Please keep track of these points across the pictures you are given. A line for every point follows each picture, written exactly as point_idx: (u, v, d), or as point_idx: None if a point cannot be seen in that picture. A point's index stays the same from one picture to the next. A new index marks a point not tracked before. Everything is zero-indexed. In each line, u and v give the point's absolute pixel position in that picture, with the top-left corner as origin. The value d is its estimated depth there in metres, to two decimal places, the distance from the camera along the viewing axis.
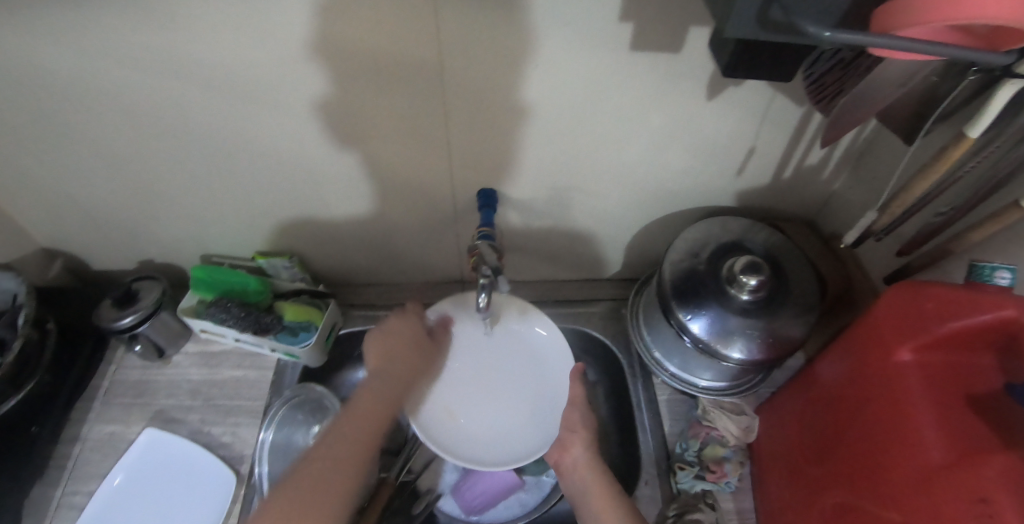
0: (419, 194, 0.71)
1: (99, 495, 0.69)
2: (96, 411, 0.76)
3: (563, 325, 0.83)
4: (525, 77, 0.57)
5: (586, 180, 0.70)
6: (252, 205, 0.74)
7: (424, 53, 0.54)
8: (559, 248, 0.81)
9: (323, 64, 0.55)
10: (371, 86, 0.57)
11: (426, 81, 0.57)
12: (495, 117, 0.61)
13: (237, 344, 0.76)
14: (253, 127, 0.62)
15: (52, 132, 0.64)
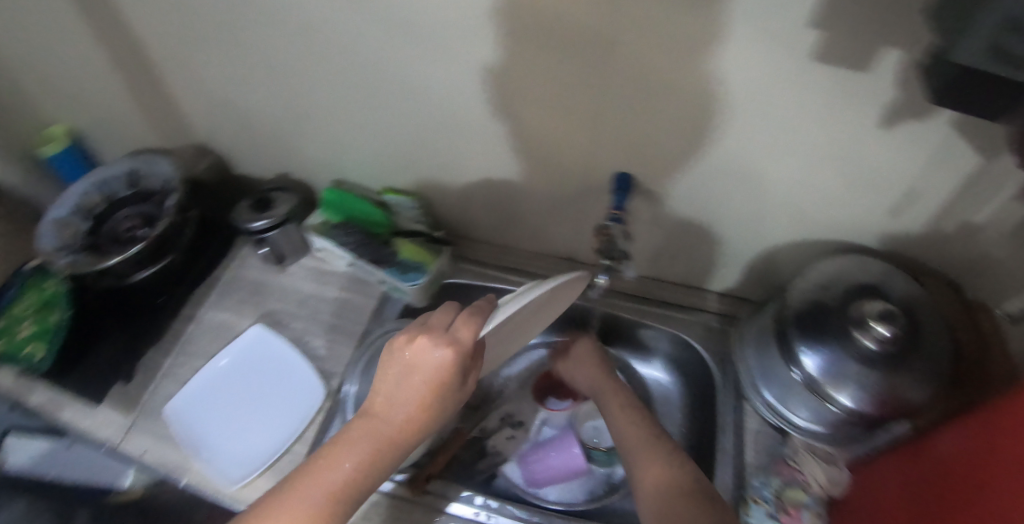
0: (553, 164, 0.71)
1: (205, 372, 0.75)
2: (213, 299, 0.83)
3: (662, 328, 0.81)
4: (694, 69, 0.55)
5: (726, 187, 0.69)
6: (393, 141, 0.77)
7: (602, 26, 0.54)
8: (674, 248, 0.80)
9: (500, 19, 0.56)
10: (540, 50, 0.58)
11: (596, 55, 0.57)
12: (651, 104, 0.60)
13: (350, 268, 0.80)
14: (412, 66, 0.65)
15: (233, 38, 0.69)
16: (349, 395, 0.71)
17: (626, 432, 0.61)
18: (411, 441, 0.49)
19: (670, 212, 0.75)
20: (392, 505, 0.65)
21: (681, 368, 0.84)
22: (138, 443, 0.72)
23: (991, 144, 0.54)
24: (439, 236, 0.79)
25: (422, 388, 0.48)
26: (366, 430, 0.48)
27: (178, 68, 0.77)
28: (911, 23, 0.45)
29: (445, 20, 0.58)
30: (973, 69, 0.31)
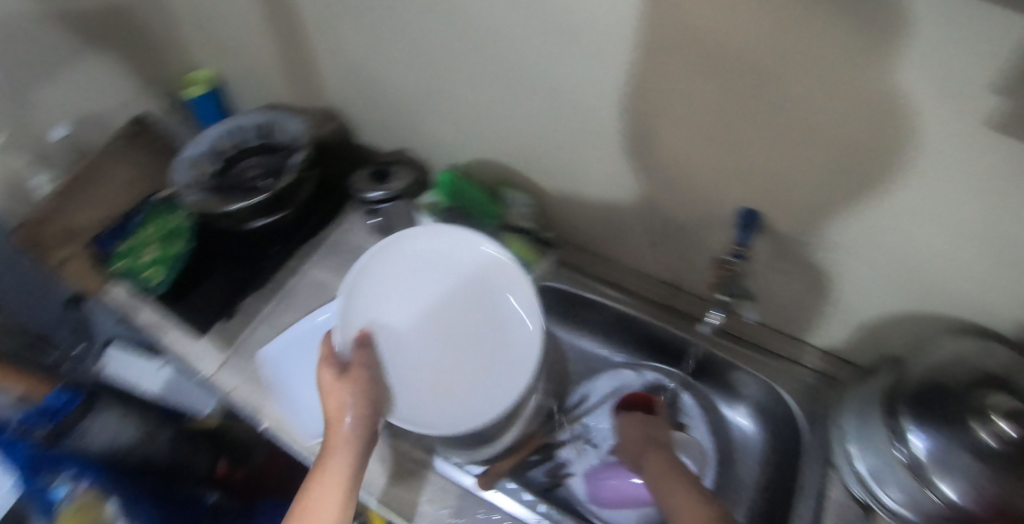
0: (675, 188, 0.68)
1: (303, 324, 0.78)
2: (317, 258, 0.86)
3: (754, 374, 0.76)
4: (842, 111, 0.48)
5: (862, 251, 0.61)
6: (515, 139, 0.77)
7: (750, 46, 0.49)
8: (786, 299, 0.75)
9: (643, 25, 0.53)
10: (681, 63, 0.54)
11: (739, 75, 0.51)
12: (790, 138, 0.54)
13: (451, 251, 0.80)
14: (549, 66, 0.64)
15: (380, 12, 0.71)
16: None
17: (668, 485, 0.58)
18: (342, 432, 0.58)
19: (792, 262, 0.68)
20: (462, 494, 0.64)
21: (768, 423, 0.79)
22: (227, 379, 0.76)
23: None
24: (546, 238, 0.80)
25: (331, 383, 0.61)
26: (335, 427, 0.58)
27: (323, 33, 0.81)
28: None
29: (591, 26, 0.56)
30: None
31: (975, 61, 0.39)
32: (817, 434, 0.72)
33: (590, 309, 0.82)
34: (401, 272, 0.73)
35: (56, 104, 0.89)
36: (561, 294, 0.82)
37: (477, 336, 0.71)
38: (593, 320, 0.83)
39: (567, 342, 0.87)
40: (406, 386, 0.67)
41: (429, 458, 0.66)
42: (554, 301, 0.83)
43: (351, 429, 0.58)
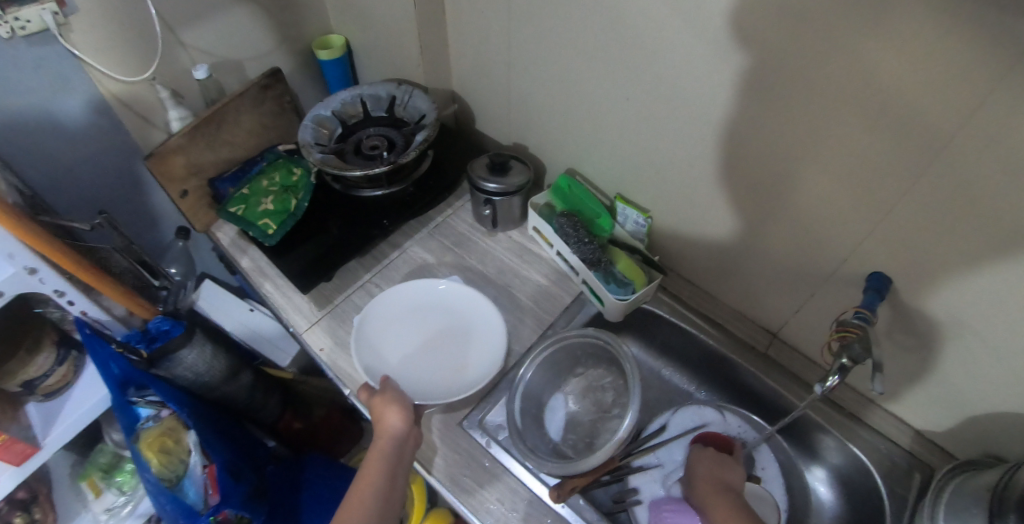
0: (805, 238, 0.65)
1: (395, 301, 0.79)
2: (419, 236, 0.88)
3: (839, 437, 0.75)
4: (1022, 197, 0.45)
5: (1008, 346, 0.57)
6: (641, 158, 0.76)
7: (935, 114, 0.46)
8: (896, 377, 0.71)
9: (818, 70, 0.51)
10: (850, 115, 0.52)
11: (914, 143, 0.49)
12: (953, 217, 0.51)
13: (555, 258, 0.81)
14: (700, 98, 0.63)
15: (536, 9, 0.72)
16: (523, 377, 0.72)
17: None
18: (388, 429, 0.62)
19: (917, 341, 0.65)
20: (530, 501, 0.64)
21: (847, 496, 0.76)
22: (315, 338, 0.79)
23: None
24: (659, 262, 0.76)
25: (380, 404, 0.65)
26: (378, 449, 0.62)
27: (470, 20, 0.82)
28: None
29: (760, 65, 0.55)
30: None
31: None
32: (899, 516, 0.69)
33: (682, 340, 0.81)
34: (393, 319, 0.78)
35: (205, 48, 0.94)
36: (657, 320, 0.81)
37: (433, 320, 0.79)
38: (684, 351, 0.82)
39: (651, 369, 0.86)
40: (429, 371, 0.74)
41: (504, 459, 0.67)
42: (648, 325, 0.82)
43: (397, 427, 0.62)
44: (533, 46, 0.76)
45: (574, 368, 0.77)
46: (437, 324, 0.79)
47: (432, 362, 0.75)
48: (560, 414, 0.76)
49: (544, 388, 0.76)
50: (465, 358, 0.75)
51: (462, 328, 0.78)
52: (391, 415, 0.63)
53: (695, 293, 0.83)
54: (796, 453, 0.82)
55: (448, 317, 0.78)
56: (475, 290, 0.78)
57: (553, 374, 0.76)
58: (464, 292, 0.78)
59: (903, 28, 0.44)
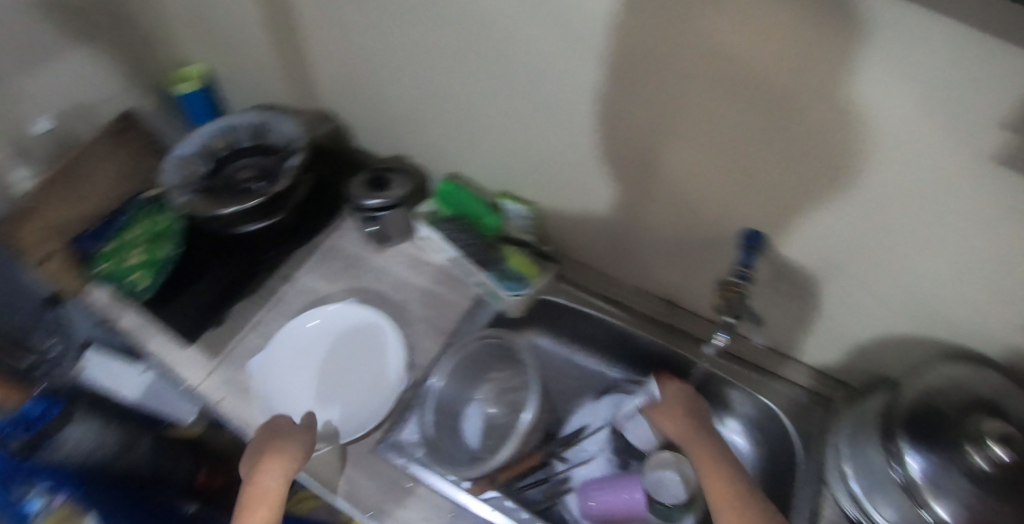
0: (677, 207, 0.68)
1: (281, 343, 0.75)
2: (310, 264, 0.83)
3: (751, 392, 0.78)
4: (857, 137, 0.49)
5: (866, 270, 0.63)
6: (517, 149, 0.76)
7: (774, 80, 0.50)
8: (783, 319, 0.76)
9: (657, 44, 0.54)
10: (696, 88, 0.55)
11: (760, 108, 0.53)
12: (805, 166, 0.55)
13: (448, 263, 0.80)
14: (560, 86, 0.65)
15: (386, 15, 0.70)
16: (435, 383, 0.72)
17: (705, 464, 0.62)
18: (276, 463, 0.60)
19: (791, 281, 0.69)
20: (456, 512, 0.63)
21: (764, 439, 0.81)
22: (214, 389, 0.73)
23: None
24: (547, 251, 0.78)
25: (271, 444, 0.62)
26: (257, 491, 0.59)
27: (321, 32, 0.79)
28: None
29: (607, 42, 0.57)
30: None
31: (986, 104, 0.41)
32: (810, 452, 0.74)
33: (589, 325, 0.81)
34: (288, 361, 0.75)
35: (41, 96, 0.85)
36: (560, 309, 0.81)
37: (326, 348, 0.76)
38: (592, 335, 0.82)
39: (566, 359, 0.86)
40: (343, 397, 0.73)
41: (425, 476, 0.64)
42: (553, 316, 0.82)
43: (289, 462, 0.61)
44: (393, 54, 0.75)
45: (485, 374, 0.76)
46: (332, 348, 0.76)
47: (343, 388, 0.74)
48: (477, 420, 0.75)
49: (456, 396, 0.74)
50: (373, 372, 0.74)
51: (360, 344, 0.76)
52: (284, 455, 0.61)
53: (592, 275, 0.84)
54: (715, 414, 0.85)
55: (342, 339, 0.76)
56: (358, 306, 0.76)
57: (463, 380, 0.75)
58: (349, 311, 0.76)
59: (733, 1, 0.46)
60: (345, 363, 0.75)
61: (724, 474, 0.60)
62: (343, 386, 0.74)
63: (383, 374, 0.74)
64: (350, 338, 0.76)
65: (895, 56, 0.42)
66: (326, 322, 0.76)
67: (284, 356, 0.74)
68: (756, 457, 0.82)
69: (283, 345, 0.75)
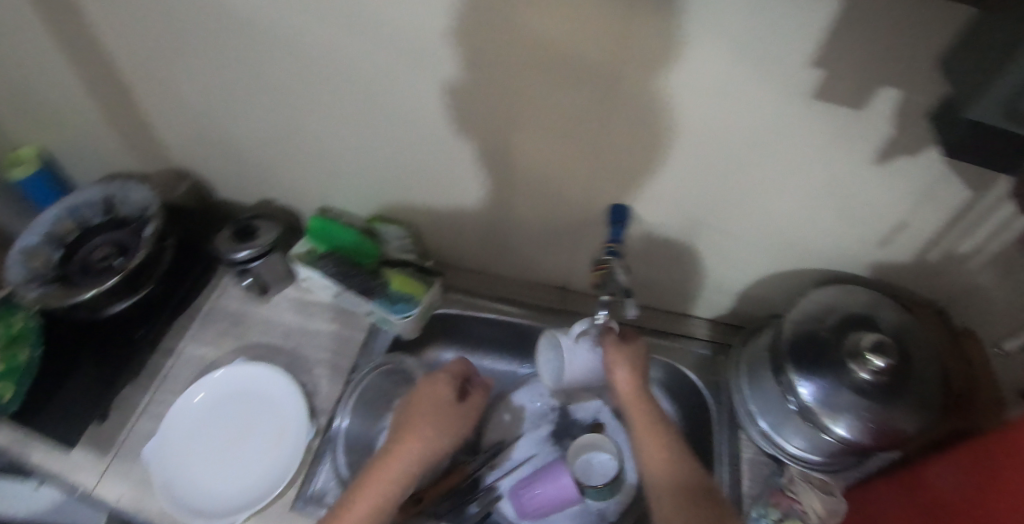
0: (542, 194, 0.72)
1: (171, 422, 0.70)
2: (193, 331, 0.80)
3: (654, 357, 0.82)
4: (687, 90, 0.57)
5: (719, 218, 0.70)
6: (382, 169, 0.76)
7: (604, 58, 0.55)
8: (666, 277, 0.81)
9: (487, 40, 0.56)
10: (533, 79, 0.59)
11: (597, 87, 0.58)
12: (648, 127, 0.62)
13: (335, 299, 0.79)
14: (410, 98, 0.65)
15: (220, 61, 0.68)
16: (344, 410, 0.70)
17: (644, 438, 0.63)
18: (427, 432, 0.65)
19: (661, 244, 0.76)
20: None
21: (676, 397, 0.84)
22: (113, 487, 0.68)
23: (981, 182, 0.57)
24: (430, 268, 0.79)
25: (422, 415, 0.67)
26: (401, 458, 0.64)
27: (156, 91, 0.75)
28: (919, 73, 0.50)
29: (442, 49, 0.58)
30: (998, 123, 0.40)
31: (794, 49, 0.51)
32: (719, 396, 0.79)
33: (490, 327, 0.81)
34: (183, 439, 0.70)
35: None
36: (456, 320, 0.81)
37: (223, 416, 0.72)
38: (494, 337, 0.83)
39: (473, 365, 0.85)
40: (247, 463, 0.69)
41: None
42: (451, 330, 0.82)
43: (441, 434, 0.66)
44: (235, 98, 0.73)
45: (388, 400, 0.75)
46: (229, 414, 0.72)
47: (246, 453, 0.70)
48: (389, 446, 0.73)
49: (363, 430, 0.73)
50: (277, 430, 0.71)
51: (259, 404, 0.73)
52: (433, 427, 0.66)
53: (481, 279, 0.86)
54: None
55: (239, 402, 0.73)
56: (249, 364, 0.73)
57: (367, 412, 0.73)
58: (241, 371, 0.73)
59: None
60: (244, 426, 0.72)
61: (661, 439, 0.63)
62: (247, 450, 0.70)
63: (285, 428, 0.70)
64: (247, 400, 0.73)
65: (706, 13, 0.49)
66: (219, 388, 0.73)
67: (178, 434, 0.70)
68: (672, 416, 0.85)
69: (177, 423, 0.71)
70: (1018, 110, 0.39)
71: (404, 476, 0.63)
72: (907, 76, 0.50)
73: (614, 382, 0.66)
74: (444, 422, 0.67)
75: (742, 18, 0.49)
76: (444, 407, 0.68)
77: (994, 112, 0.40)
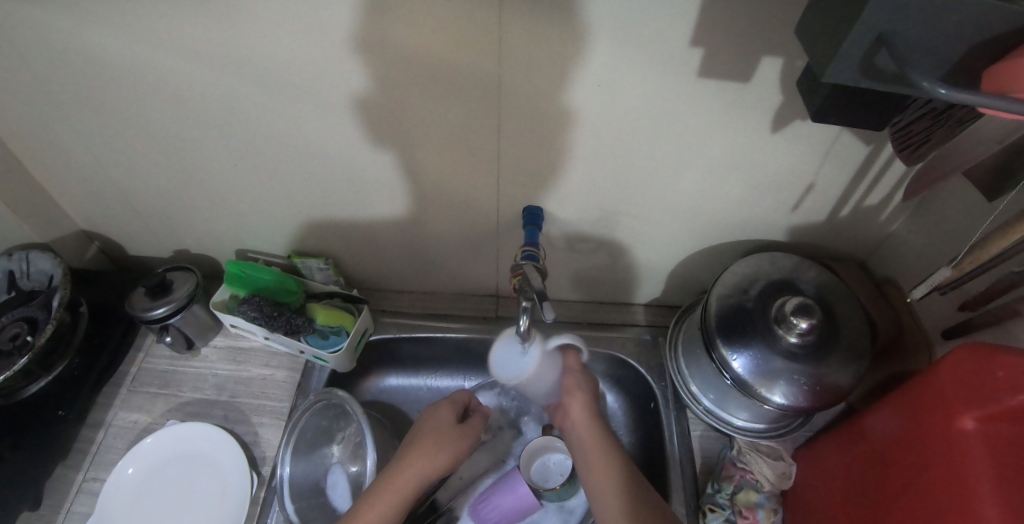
0: (456, 206, 0.72)
1: (106, 500, 0.67)
2: (122, 398, 0.77)
3: (595, 350, 0.82)
4: (571, 83, 0.56)
5: (633, 206, 0.71)
6: (293, 204, 0.75)
7: (486, 65, 0.55)
8: (598, 269, 0.81)
9: (366, 60, 0.55)
10: (422, 94, 0.58)
11: (485, 93, 0.58)
12: (546, 127, 0.61)
13: (267, 342, 0.77)
14: (307, 126, 0.64)
15: (104, 115, 0.65)
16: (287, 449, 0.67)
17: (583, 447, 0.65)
18: (432, 453, 0.64)
19: (585, 238, 0.76)
20: None
21: (623, 387, 0.85)
22: None
23: (869, 135, 0.59)
24: (356, 295, 0.79)
25: (426, 436, 0.65)
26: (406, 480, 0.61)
27: (43, 155, 0.72)
28: (787, 38, 0.51)
29: (325, 74, 0.57)
30: (854, 79, 0.39)
31: (665, 30, 0.51)
32: (663, 378, 0.80)
33: (429, 344, 0.82)
34: (121, 515, 0.67)
35: None
36: (395, 343, 0.82)
37: (161, 484, 0.69)
38: (436, 353, 0.83)
39: (417, 385, 0.85)
40: None
41: None
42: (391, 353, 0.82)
43: (444, 456, 0.64)
44: (127, 153, 0.70)
45: (332, 436, 0.72)
46: (167, 480, 0.70)
47: (191, 516, 0.67)
48: (343, 483, 0.70)
49: (310, 473, 0.70)
50: (221, 486, 0.69)
51: (198, 464, 0.71)
52: (438, 448, 0.64)
53: (415, 298, 0.86)
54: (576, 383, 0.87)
55: (177, 465, 0.71)
56: (183, 425, 0.72)
57: (311, 453, 0.71)
58: (175, 433, 0.72)
59: (419, 7, 0.50)
60: (186, 489, 0.69)
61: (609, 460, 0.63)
62: (191, 513, 0.68)
63: (230, 483, 0.69)
64: (185, 462, 0.71)
65: (573, 7, 0.49)
66: (154, 455, 0.71)
67: (115, 512, 0.67)
68: (623, 406, 0.85)
69: (113, 499, 0.68)
70: (871, 65, 0.38)
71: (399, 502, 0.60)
72: (776, 42, 0.51)
73: (569, 406, 0.67)
74: (444, 443, 0.65)
75: (606, 8, 0.49)
76: (447, 429, 0.67)
77: (849, 70, 0.39)
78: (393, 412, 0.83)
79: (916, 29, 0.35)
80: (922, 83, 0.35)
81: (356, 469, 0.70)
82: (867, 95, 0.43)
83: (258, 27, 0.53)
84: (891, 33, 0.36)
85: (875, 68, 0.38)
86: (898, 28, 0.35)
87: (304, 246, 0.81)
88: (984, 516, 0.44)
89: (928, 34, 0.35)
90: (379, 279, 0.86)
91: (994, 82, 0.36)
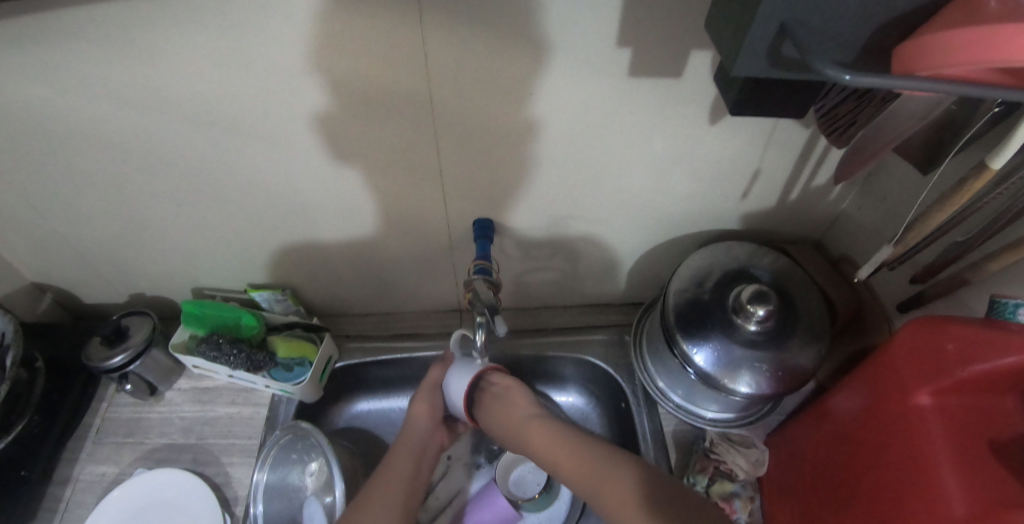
0: (408, 225, 0.71)
1: None
2: (87, 451, 0.75)
3: (563, 354, 0.83)
4: (506, 94, 0.56)
5: (585, 208, 0.70)
6: (244, 237, 0.74)
7: (416, 83, 0.54)
8: (558, 274, 0.82)
9: (293, 87, 0.54)
10: (358, 119, 0.58)
11: (418, 112, 0.57)
12: (488, 138, 0.60)
13: (231, 380, 0.77)
14: (246, 160, 0.63)
15: (36, 167, 0.64)
16: (259, 485, 0.68)
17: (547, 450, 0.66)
18: (422, 414, 0.71)
19: (540, 245, 0.76)
20: None
21: (595, 389, 0.85)
22: None
23: (807, 119, 0.59)
24: (315, 323, 0.79)
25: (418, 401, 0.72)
26: (407, 447, 0.69)
27: None
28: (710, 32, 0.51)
29: (255, 104, 0.56)
30: (763, 70, 0.39)
31: (589, 33, 0.50)
32: (633, 378, 0.80)
33: (397, 365, 0.82)
34: None
35: None
36: (363, 368, 0.82)
37: None
38: (406, 373, 0.83)
39: (388, 407, 0.85)
40: None
41: None
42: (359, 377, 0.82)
43: (429, 415, 0.72)
44: (66, 201, 0.69)
45: (306, 466, 0.70)
46: None
47: None
48: (319, 514, 0.67)
49: (284, 509, 0.69)
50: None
51: (167, 512, 0.69)
52: (421, 408, 0.72)
53: (380, 320, 0.87)
54: (547, 390, 0.87)
55: (145, 516, 0.69)
56: (152, 473, 0.71)
57: (284, 487, 0.70)
58: (144, 483, 0.71)
59: (339, 32, 0.49)
60: None
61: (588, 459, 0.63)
62: None
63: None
64: (154, 511, 0.69)
65: (497, 15, 0.48)
66: (121, 507, 0.69)
67: None
68: (599, 407, 0.85)
69: None
70: (778, 54, 0.37)
71: (409, 477, 0.67)
72: (702, 36, 0.51)
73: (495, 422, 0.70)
74: (437, 416, 0.72)
75: (532, 16, 0.49)
76: (434, 404, 0.72)
77: (757, 61, 0.38)
78: (367, 437, 0.83)
79: (816, 17, 0.35)
80: (826, 71, 0.34)
81: (332, 499, 0.67)
82: (782, 85, 0.43)
83: (180, 65, 0.52)
84: (792, 22, 0.35)
85: (782, 58, 0.37)
86: (799, 17, 0.35)
87: (262, 278, 0.81)
88: (946, 495, 0.44)
89: (830, 21, 0.35)
90: (342, 304, 0.85)
91: (904, 61, 0.34)
